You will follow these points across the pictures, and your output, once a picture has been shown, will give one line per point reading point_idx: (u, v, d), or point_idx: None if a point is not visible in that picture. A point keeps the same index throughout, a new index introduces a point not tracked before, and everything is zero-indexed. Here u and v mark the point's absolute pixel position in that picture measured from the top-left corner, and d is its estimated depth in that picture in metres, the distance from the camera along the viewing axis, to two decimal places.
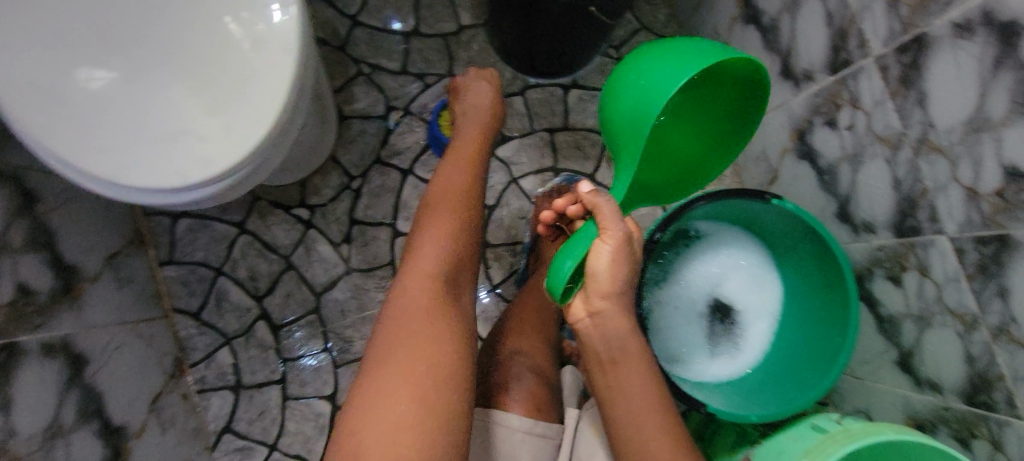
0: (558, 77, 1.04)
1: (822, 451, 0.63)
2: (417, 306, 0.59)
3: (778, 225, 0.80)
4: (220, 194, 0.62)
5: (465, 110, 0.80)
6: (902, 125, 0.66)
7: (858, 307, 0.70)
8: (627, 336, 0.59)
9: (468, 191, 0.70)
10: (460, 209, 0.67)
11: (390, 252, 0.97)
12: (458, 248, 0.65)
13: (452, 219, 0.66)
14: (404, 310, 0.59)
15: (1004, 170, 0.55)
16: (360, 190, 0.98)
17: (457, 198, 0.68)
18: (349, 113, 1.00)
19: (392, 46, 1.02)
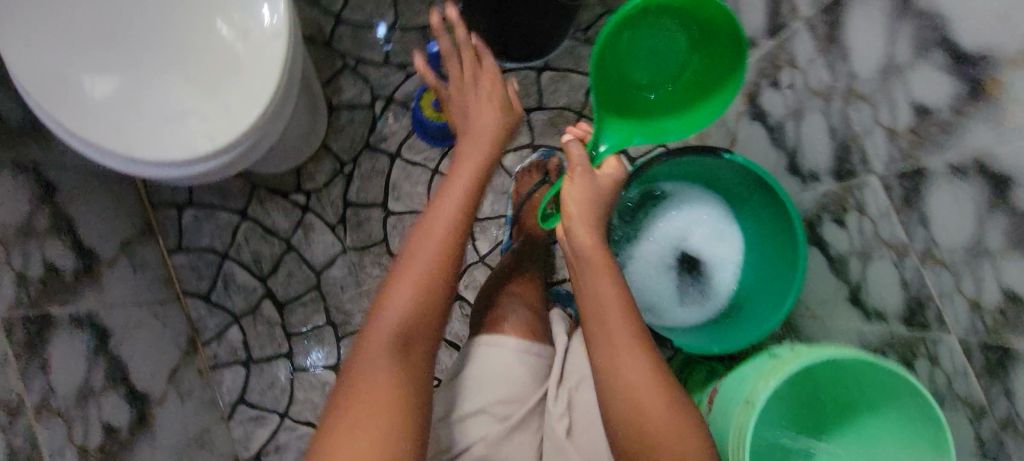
0: (529, 62, 1.11)
1: (773, 372, 0.69)
2: (394, 324, 0.57)
3: (733, 179, 0.87)
4: (222, 167, 0.70)
5: (462, 99, 0.72)
6: (832, 79, 0.74)
7: (804, 246, 0.78)
8: (593, 255, 0.65)
9: (460, 238, 0.61)
10: (452, 219, 0.62)
11: (382, 229, 1.05)
12: (450, 261, 0.60)
13: (443, 229, 0.61)
14: (383, 324, 0.57)
15: (913, 108, 0.63)
16: (352, 174, 1.06)
17: (450, 205, 0.62)
18: (337, 104, 1.08)
19: (374, 39, 1.09)
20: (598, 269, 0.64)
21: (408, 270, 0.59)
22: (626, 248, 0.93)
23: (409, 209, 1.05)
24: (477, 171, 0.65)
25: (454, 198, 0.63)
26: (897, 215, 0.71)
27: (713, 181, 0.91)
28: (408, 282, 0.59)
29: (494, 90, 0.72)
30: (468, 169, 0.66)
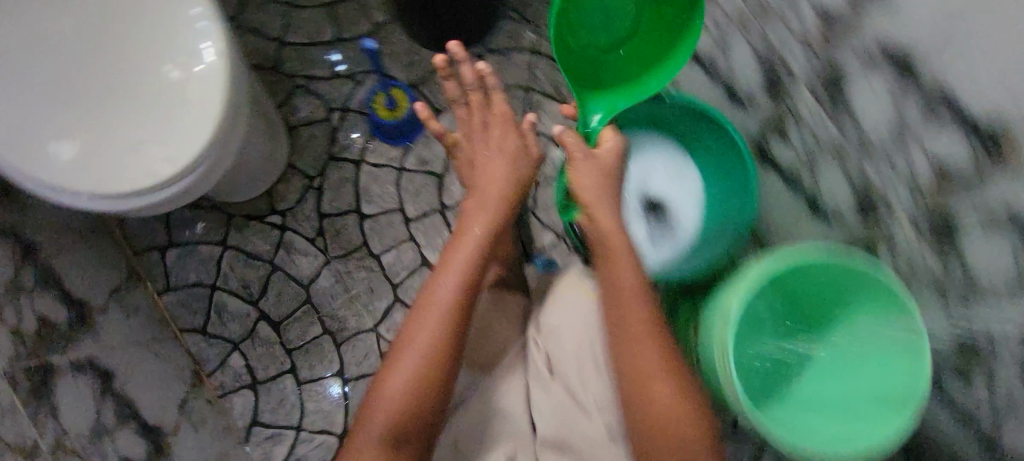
0: (472, 49, 1.16)
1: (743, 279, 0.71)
2: (417, 361, 0.61)
3: (679, 117, 0.93)
4: (189, 189, 0.73)
5: (478, 149, 0.77)
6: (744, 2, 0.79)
7: (751, 157, 0.82)
8: (613, 237, 0.70)
9: (459, 301, 0.64)
10: (469, 262, 0.66)
11: (361, 233, 1.09)
12: (451, 333, 0.62)
13: (463, 272, 0.65)
14: (406, 358, 0.61)
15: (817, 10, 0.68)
16: (321, 187, 1.10)
17: (471, 249, 0.67)
18: (295, 123, 1.12)
19: (319, 56, 1.14)
20: (625, 304, 0.65)
21: (429, 310, 0.63)
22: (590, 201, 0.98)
23: (382, 210, 1.10)
24: (481, 224, 0.69)
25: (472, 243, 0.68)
26: (825, 115, 0.74)
27: (662, 124, 0.97)
28: (428, 320, 0.63)
29: (512, 145, 0.76)
30: (474, 217, 0.70)
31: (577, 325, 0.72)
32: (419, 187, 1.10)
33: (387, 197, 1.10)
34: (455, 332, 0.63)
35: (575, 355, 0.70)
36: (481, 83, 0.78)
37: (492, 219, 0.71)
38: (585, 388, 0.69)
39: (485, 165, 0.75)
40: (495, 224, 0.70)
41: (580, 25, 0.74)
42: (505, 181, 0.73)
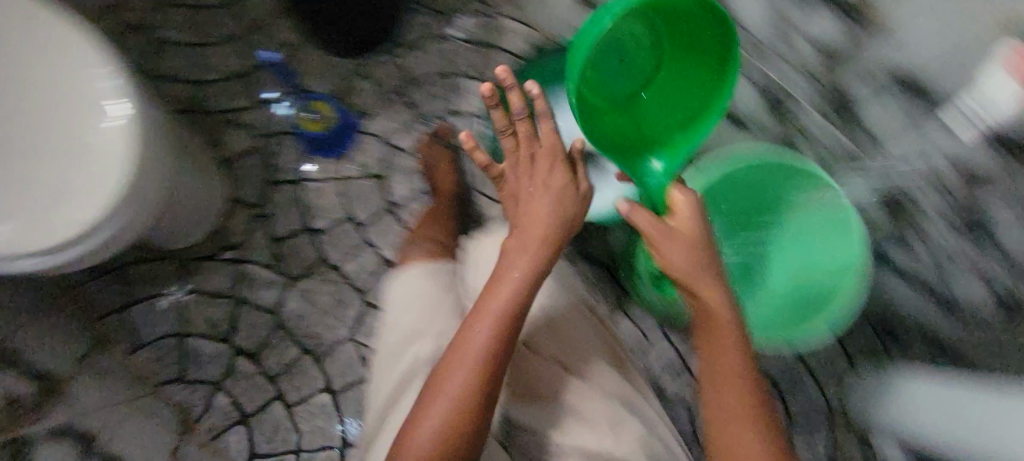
0: (383, 48, 1.17)
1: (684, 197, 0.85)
2: (463, 414, 0.57)
3: None
4: (125, 228, 0.73)
5: (523, 185, 0.69)
6: None
7: None
8: (708, 300, 0.64)
9: (505, 338, 0.61)
10: (512, 316, 0.61)
11: (317, 249, 1.11)
12: (494, 370, 0.59)
13: (506, 326, 0.61)
14: (445, 416, 0.57)
15: None
16: (268, 213, 1.12)
17: (512, 296, 0.62)
18: (230, 156, 1.12)
19: (237, 88, 1.15)
20: (716, 344, 0.62)
21: (471, 363, 0.59)
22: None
23: (333, 222, 1.12)
24: (532, 251, 0.65)
25: (513, 291, 0.62)
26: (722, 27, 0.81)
27: None
28: (469, 381, 0.58)
29: (559, 180, 0.68)
30: (527, 238, 0.65)
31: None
32: (365, 192, 1.13)
33: (335, 208, 1.12)
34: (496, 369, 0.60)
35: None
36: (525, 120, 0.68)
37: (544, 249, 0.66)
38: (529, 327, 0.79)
39: (529, 197, 0.69)
40: (540, 267, 0.65)
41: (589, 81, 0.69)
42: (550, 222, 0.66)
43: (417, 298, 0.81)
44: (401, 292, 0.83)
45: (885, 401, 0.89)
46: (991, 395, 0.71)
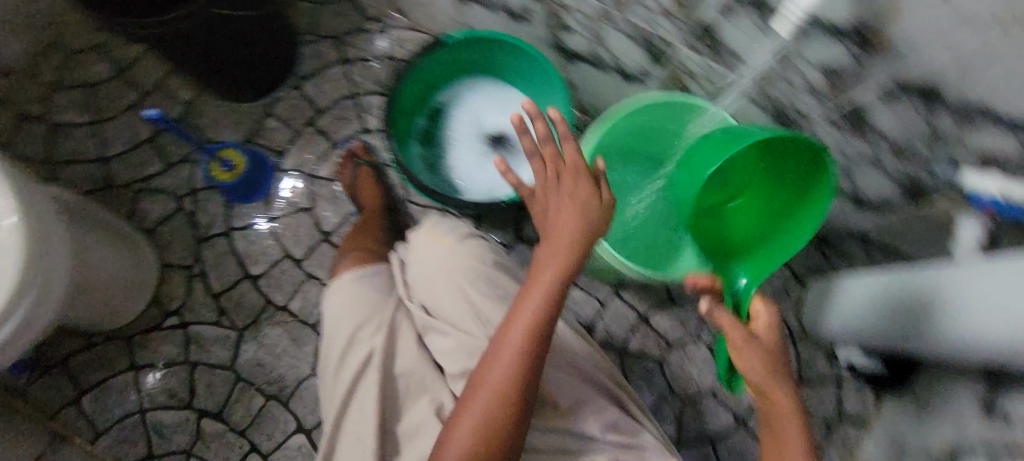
0: (286, 80, 1.21)
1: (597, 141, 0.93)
2: (495, 409, 0.64)
3: (469, 55, 1.00)
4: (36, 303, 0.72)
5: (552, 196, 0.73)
6: None
7: (539, 53, 0.91)
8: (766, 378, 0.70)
9: (547, 317, 0.67)
10: (544, 319, 0.67)
11: (260, 294, 1.10)
12: (537, 346, 0.66)
13: (537, 330, 0.66)
14: (480, 410, 0.64)
15: None
16: (203, 270, 1.11)
17: (540, 298, 0.67)
18: (151, 224, 1.12)
19: (143, 155, 1.14)
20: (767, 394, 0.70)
21: (507, 363, 0.65)
22: (440, 162, 1.03)
23: (270, 263, 1.11)
24: (569, 249, 0.69)
25: (545, 296, 0.68)
26: None
27: (463, 69, 1.04)
28: (507, 381, 0.65)
29: (584, 190, 0.71)
30: (558, 238, 0.70)
31: (437, 267, 0.88)
32: (294, 227, 1.13)
33: (269, 250, 1.12)
34: (541, 343, 0.66)
35: (442, 291, 0.86)
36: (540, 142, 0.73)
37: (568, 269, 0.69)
38: (455, 312, 0.85)
39: (558, 201, 0.72)
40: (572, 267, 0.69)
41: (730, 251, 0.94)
42: (577, 236, 0.69)
43: (352, 303, 0.86)
44: (337, 296, 0.88)
45: (843, 304, 1.03)
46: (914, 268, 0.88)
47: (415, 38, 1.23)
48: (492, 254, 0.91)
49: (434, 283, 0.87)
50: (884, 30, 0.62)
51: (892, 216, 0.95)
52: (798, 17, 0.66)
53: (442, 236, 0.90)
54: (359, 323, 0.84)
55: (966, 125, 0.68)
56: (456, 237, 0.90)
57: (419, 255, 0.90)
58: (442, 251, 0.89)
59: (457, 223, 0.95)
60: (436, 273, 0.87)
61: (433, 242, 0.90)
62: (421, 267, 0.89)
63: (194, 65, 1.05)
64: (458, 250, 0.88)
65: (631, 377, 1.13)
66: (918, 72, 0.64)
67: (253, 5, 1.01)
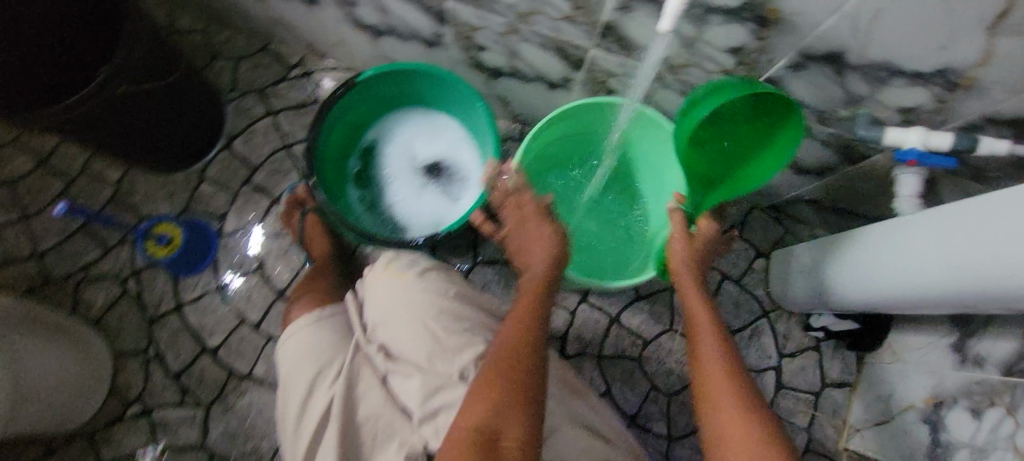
0: (216, 142, 1.17)
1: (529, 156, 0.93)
2: (495, 379, 0.66)
3: (390, 89, 0.97)
4: None
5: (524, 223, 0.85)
6: None
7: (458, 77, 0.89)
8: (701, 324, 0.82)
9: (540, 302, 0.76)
10: (536, 309, 0.75)
11: (221, 366, 1.07)
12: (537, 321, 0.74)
13: (530, 315, 0.74)
14: (484, 383, 0.66)
15: None
16: (158, 351, 1.07)
17: (529, 294, 0.77)
18: (97, 313, 1.08)
19: (78, 243, 1.10)
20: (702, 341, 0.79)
21: (508, 344, 0.71)
22: (379, 201, 1.01)
23: (227, 332, 1.08)
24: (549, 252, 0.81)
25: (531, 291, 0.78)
26: (480, 12, 0.83)
27: (387, 103, 1.00)
28: (510, 350, 0.69)
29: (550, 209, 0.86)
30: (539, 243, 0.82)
31: (395, 305, 0.81)
32: (246, 291, 1.10)
33: (224, 318, 1.09)
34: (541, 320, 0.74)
35: (402, 330, 0.79)
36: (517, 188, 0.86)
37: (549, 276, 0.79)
38: (416, 352, 0.78)
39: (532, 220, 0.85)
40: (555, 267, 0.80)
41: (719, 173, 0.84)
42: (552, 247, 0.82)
43: (306, 352, 0.81)
44: (295, 342, 0.82)
45: (798, 275, 1.04)
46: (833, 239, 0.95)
47: (339, 78, 1.21)
48: (455, 284, 0.84)
49: (393, 324, 0.80)
50: (777, 7, 0.61)
51: (834, 178, 0.95)
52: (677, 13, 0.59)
53: (400, 272, 0.83)
54: (319, 369, 0.79)
55: (876, 84, 0.68)
56: (416, 272, 0.83)
57: (376, 293, 0.83)
58: (400, 287, 0.82)
59: (416, 256, 0.87)
60: (395, 312, 0.80)
61: (390, 278, 0.83)
62: (380, 304, 0.82)
63: (117, 148, 1.01)
64: (418, 286, 0.82)
65: (612, 381, 1.11)
66: (819, 41, 0.64)
67: (158, 76, 0.97)
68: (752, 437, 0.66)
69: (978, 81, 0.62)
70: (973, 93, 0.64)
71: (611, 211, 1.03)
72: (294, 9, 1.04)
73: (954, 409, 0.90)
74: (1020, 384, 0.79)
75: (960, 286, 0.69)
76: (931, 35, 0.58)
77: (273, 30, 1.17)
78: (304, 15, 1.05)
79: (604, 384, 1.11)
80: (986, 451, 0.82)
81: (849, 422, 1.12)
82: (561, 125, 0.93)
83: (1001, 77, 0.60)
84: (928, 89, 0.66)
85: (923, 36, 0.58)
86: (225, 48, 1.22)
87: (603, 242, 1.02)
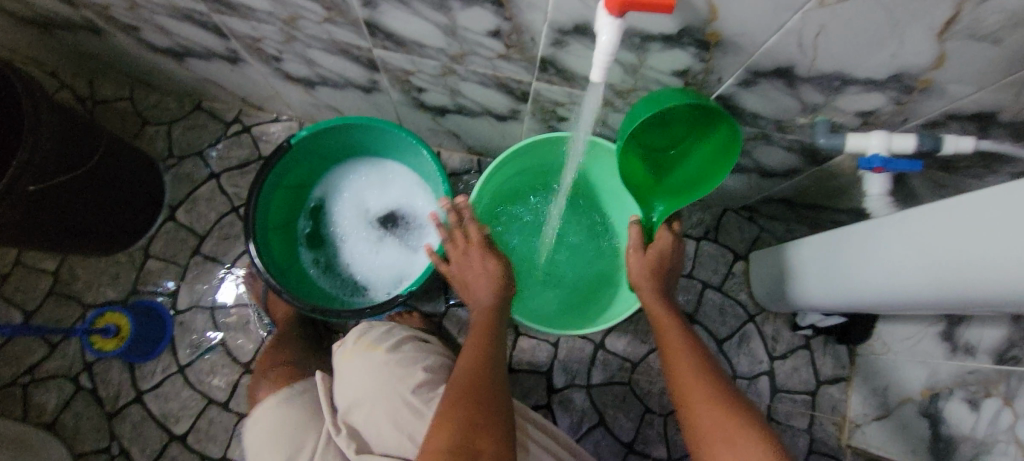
0: (158, 214, 1.11)
1: (486, 195, 0.90)
2: (448, 420, 0.59)
3: (330, 145, 0.92)
4: None
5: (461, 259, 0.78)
6: (279, 33, 0.78)
7: (398, 127, 0.85)
8: (670, 326, 0.76)
9: (492, 330, 0.72)
10: (489, 349, 0.69)
11: (191, 453, 1.00)
12: (490, 355, 0.69)
13: (482, 354, 0.68)
14: (436, 431, 0.59)
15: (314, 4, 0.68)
16: (122, 447, 1.00)
17: (479, 328, 0.72)
18: (51, 415, 1.01)
19: (22, 343, 1.03)
20: (672, 343, 0.73)
21: (462, 378, 0.65)
22: (336, 260, 0.97)
23: (194, 417, 1.02)
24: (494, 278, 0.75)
25: (482, 330, 0.72)
26: (411, 58, 0.78)
27: (330, 159, 0.96)
28: (461, 392, 0.62)
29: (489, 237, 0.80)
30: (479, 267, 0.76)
31: (367, 384, 0.72)
32: (209, 370, 1.04)
33: (189, 402, 1.02)
34: (494, 352, 0.69)
35: (375, 411, 0.70)
36: (460, 219, 0.78)
37: (496, 313, 0.74)
38: (394, 435, 0.68)
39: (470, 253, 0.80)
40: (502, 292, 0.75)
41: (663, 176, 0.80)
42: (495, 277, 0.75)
43: (274, 434, 0.75)
44: (264, 426, 0.76)
45: (785, 277, 1.01)
46: (819, 236, 0.91)
47: (280, 130, 1.14)
48: (432, 355, 0.78)
49: (367, 405, 0.71)
50: (716, 30, 0.58)
51: (801, 178, 0.91)
52: (605, 62, 0.55)
53: (373, 344, 0.76)
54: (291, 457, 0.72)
55: (831, 92, 0.65)
56: (391, 344, 0.76)
57: (347, 372, 0.75)
58: (370, 363, 0.74)
59: (389, 327, 0.81)
60: (367, 391, 0.71)
61: (361, 353, 0.75)
62: (351, 383, 0.73)
63: (44, 245, 0.94)
64: (393, 358, 0.74)
65: (605, 411, 1.06)
66: (765, 58, 0.61)
67: (76, 163, 0.90)
68: (737, 437, 0.58)
69: (935, 83, 0.59)
70: (932, 93, 0.61)
71: (580, 238, 1.00)
72: (218, 69, 0.98)
73: (950, 402, 0.86)
74: (1014, 373, 0.76)
75: (932, 283, 0.67)
76: (878, 45, 0.55)
77: (203, 90, 1.11)
78: (231, 73, 0.98)
79: (596, 415, 1.06)
80: (988, 445, 0.79)
81: (849, 417, 1.09)
82: (514, 163, 0.90)
83: (957, 77, 0.57)
84: (886, 93, 0.63)
85: (871, 46, 0.56)
86: (156, 113, 1.15)
87: (573, 273, 0.99)
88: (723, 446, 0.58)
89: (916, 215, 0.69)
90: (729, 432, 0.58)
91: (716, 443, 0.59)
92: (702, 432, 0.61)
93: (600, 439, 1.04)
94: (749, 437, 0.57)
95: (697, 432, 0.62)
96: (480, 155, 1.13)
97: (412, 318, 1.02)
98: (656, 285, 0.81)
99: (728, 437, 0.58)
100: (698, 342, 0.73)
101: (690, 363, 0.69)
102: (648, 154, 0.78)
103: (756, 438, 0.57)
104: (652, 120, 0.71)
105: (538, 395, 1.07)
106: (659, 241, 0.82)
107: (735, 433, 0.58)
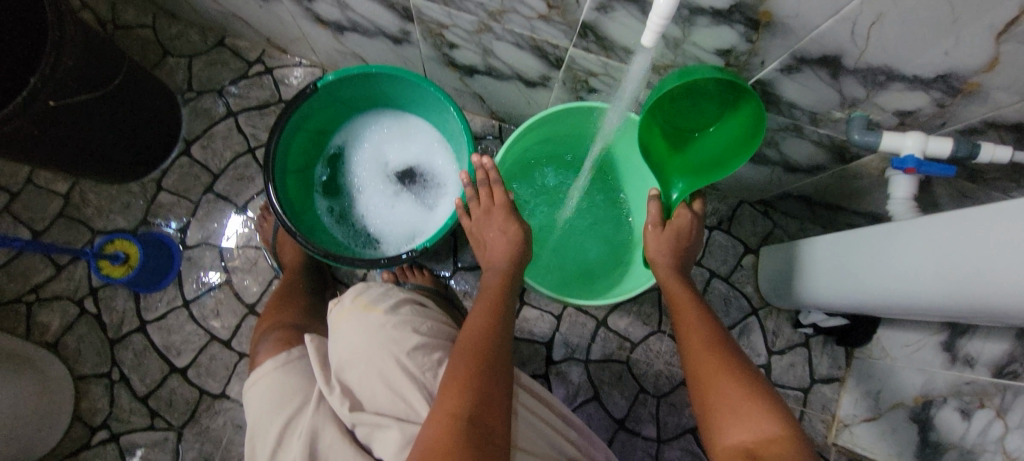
0: (173, 148, 1.10)
1: (509, 157, 0.89)
2: (462, 368, 0.59)
3: (355, 93, 0.91)
4: None
5: (482, 224, 0.77)
6: None
7: (427, 81, 0.83)
8: (684, 303, 0.76)
9: (506, 291, 0.71)
10: (502, 306, 0.69)
11: (190, 386, 1.01)
12: (504, 315, 0.68)
13: (495, 313, 0.67)
14: (448, 378, 0.59)
15: None
16: (123, 374, 1.01)
17: (495, 288, 0.71)
18: (55, 336, 1.02)
19: (28, 263, 1.03)
20: (686, 320, 0.73)
21: (476, 333, 0.64)
22: (350, 211, 0.97)
23: (195, 352, 1.03)
24: (512, 244, 0.74)
25: (495, 287, 0.71)
26: (448, 10, 0.76)
27: (353, 107, 0.95)
28: (475, 346, 0.62)
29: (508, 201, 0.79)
30: (498, 229, 0.75)
31: (363, 345, 0.67)
32: (214, 307, 1.04)
33: (192, 337, 1.03)
34: (507, 313, 0.69)
35: (369, 373, 0.66)
36: (487, 179, 0.77)
37: (510, 276, 0.73)
38: (388, 396, 0.65)
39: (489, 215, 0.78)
40: (518, 256, 0.74)
41: (685, 156, 0.81)
42: (513, 241, 0.74)
43: (270, 398, 0.69)
44: (262, 390, 0.70)
45: (794, 272, 1.01)
46: (835, 234, 0.90)
47: (303, 75, 1.13)
48: (430, 320, 0.73)
49: (361, 366, 0.67)
50: (769, 9, 0.56)
51: (824, 176, 0.91)
52: (659, 28, 0.54)
53: (370, 304, 0.71)
54: (286, 421, 0.65)
55: (873, 87, 0.64)
56: (388, 305, 0.72)
57: (340, 332, 0.70)
58: (368, 324, 0.69)
59: (387, 288, 0.76)
60: (361, 352, 0.67)
61: (358, 314, 0.71)
62: (346, 345, 0.69)
63: (55, 166, 0.93)
64: (392, 321, 0.69)
65: (601, 386, 1.07)
66: (814, 44, 0.60)
67: (93, 84, 0.88)
68: (747, 410, 0.58)
69: (982, 87, 0.58)
70: (975, 98, 0.60)
71: (595, 213, 1.00)
72: (247, 4, 0.96)
73: (943, 410, 0.87)
74: (1011, 387, 0.77)
75: (945, 287, 0.67)
76: (931, 39, 0.54)
77: (228, 25, 1.08)
78: (258, 9, 0.96)
79: (592, 390, 1.07)
80: (975, 454, 0.80)
81: (838, 417, 1.11)
82: (540, 129, 0.89)
83: (1006, 83, 0.56)
84: (929, 93, 0.62)
85: (924, 40, 0.55)
86: (177, 45, 1.13)
87: (586, 247, 0.99)
88: (734, 419, 0.59)
89: (939, 221, 0.68)
90: (739, 405, 0.59)
91: (726, 414, 0.60)
92: (712, 403, 0.62)
93: (593, 413, 1.06)
94: (759, 411, 0.58)
95: (708, 403, 0.62)
96: (502, 121, 1.12)
97: (423, 276, 1.02)
98: (672, 265, 0.81)
99: (738, 409, 0.59)
100: (712, 318, 0.73)
101: (703, 338, 0.69)
102: (672, 128, 0.79)
103: (768, 413, 0.57)
104: (676, 93, 0.71)
105: (536, 365, 1.08)
106: (678, 219, 0.81)
107: (744, 405, 0.59)
